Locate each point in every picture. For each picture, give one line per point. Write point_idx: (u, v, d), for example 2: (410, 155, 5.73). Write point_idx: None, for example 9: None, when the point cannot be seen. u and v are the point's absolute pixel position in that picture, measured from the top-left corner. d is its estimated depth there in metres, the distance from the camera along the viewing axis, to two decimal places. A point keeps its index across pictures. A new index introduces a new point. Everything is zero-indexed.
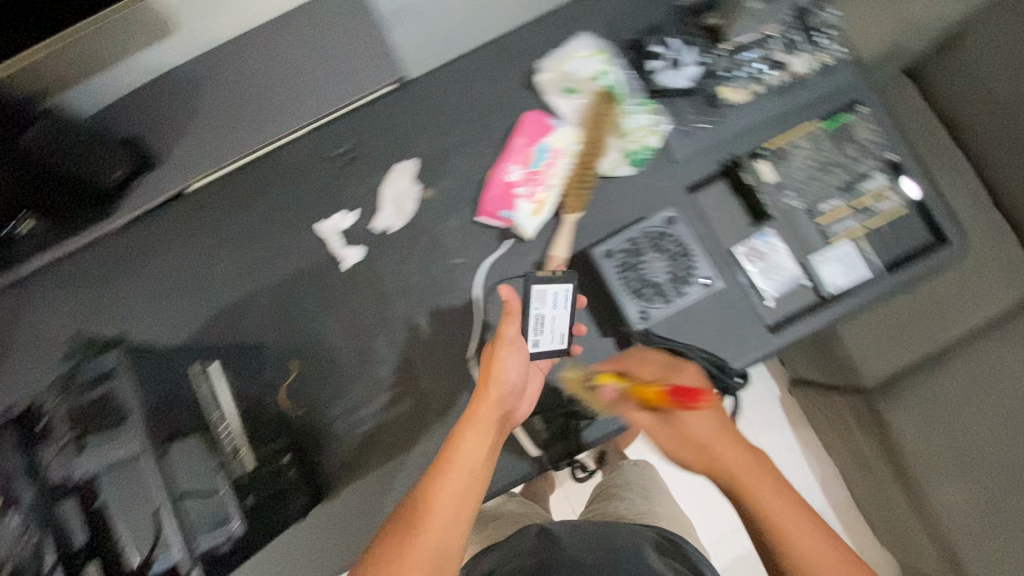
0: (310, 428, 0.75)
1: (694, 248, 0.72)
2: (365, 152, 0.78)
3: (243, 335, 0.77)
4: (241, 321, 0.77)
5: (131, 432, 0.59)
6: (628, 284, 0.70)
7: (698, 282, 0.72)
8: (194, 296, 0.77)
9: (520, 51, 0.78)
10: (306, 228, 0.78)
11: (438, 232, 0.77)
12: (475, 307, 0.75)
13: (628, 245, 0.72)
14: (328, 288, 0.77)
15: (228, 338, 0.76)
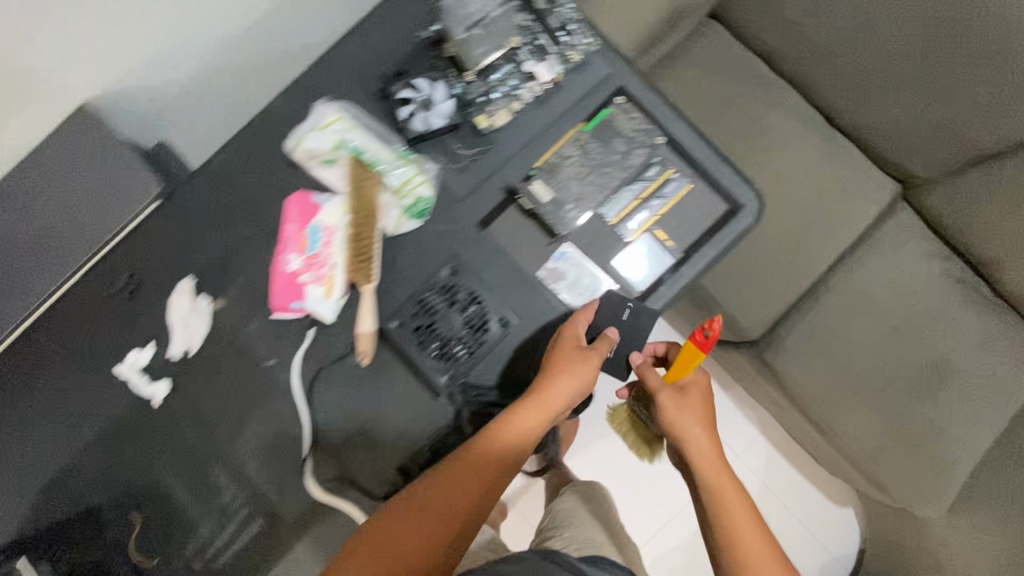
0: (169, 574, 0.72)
1: (484, 293, 0.71)
2: (145, 278, 0.74)
3: (69, 504, 0.72)
4: (64, 490, 0.72)
5: None
6: (425, 348, 0.70)
7: (499, 323, 0.71)
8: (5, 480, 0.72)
9: (275, 130, 0.75)
10: (105, 373, 0.73)
11: (243, 339, 0.73)
12: (298, 405, 0.72)
13: (418, 309, 0.71)
14: (148, 428, 0.73)
15: (55, 512, 0.72)
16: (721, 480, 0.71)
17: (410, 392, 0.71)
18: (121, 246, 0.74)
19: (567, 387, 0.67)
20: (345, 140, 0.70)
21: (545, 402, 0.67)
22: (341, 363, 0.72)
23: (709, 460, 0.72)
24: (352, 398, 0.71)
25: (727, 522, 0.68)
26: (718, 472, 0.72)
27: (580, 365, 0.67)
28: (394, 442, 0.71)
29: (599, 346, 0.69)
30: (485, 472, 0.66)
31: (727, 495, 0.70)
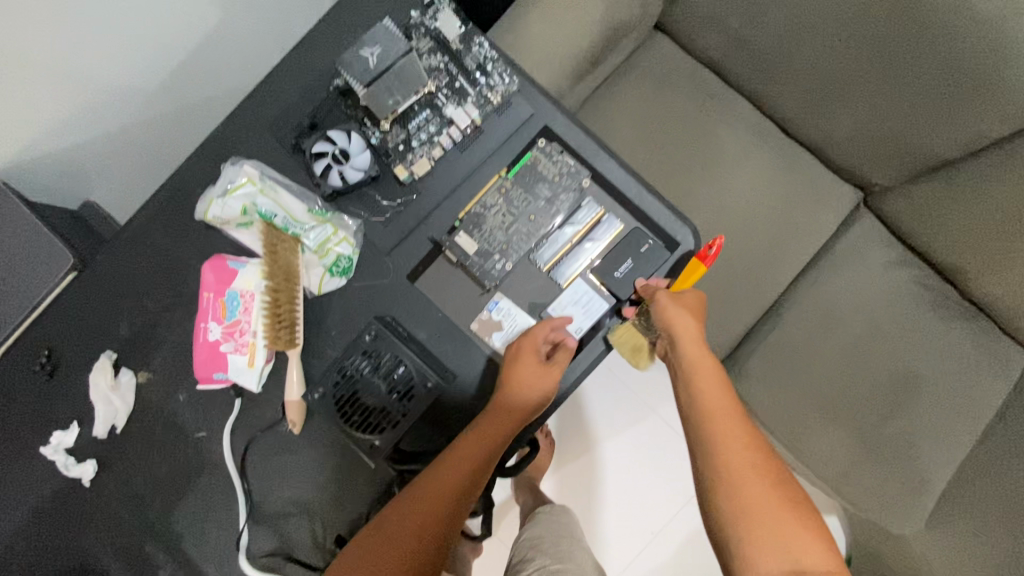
0: None
1: (410, 356, 0.66)
2: (65, 354, 0.72)
3: None
4: None
5: None
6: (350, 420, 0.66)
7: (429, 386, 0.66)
8: None
9: (191, 191, 0.72)
10: (30, 455, 0.71)
11: (170, 412, 0.71)
12: (230, 478, 0.69)
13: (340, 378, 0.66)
14: (77, 511, 0.71)
15: None
16: (718, 402, 0.59)
17: (346, 457, 0.68)
18: (38, 323, 0.71)
19: (532, 393, 0.63)
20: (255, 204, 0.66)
21: (509, 407, 0.62)
22: (272, 431, 0.69)
23: (704, 369, 0.62)
24: (286, 467, 0.69)
25: (723, 444, 0.56)
26: (716, 391, 0.60)
27: (542, 373, 0.63)
28: (332, 510, 0.68)
29: (561, 356, 0.65)
30: (453, 484, 0.59)
31: (726, 419, 0.58)
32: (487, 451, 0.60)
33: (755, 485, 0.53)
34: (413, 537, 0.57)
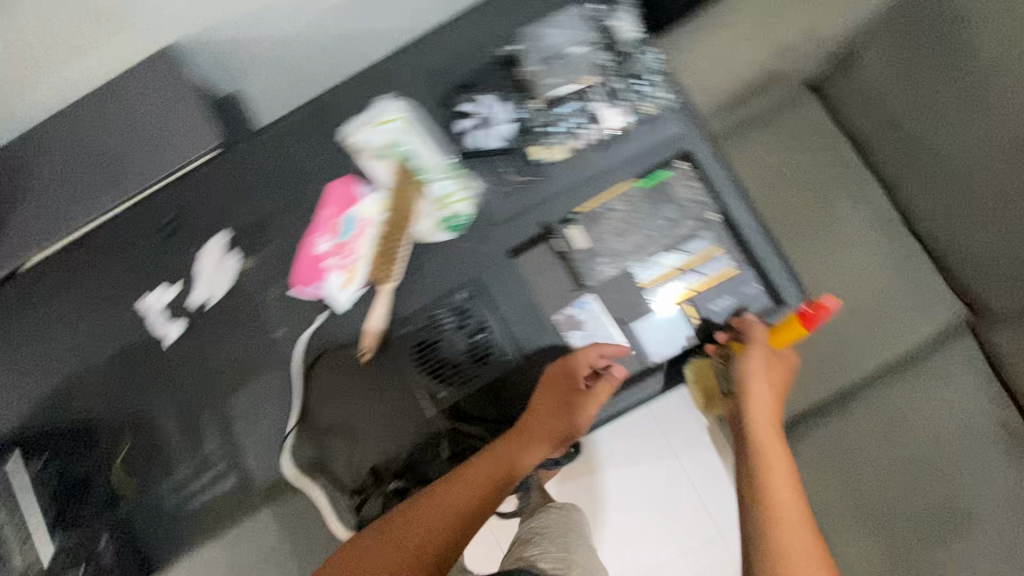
0: (137, 505, 0.75)
1: (494, 324, 0.69)
2: (186, 223, 0.77)
3: (67, 414, 0.76)
4: (67, 401, 0.77)
5: None
6: (423, 364, 0.70)
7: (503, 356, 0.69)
8: (23, 376, 0.78)
9: (338, 112, 0.76)
10: (131, 302, 0.77)
11: (257, 305, 0.75)
12: (293, 381, 0.73)
13: (426, 324, 0.70)
14: (152, 364, 0.77)
15: (53, 418, 0.76)
16: (772, 459, 0.60)
17: (400, 400, 0.70)
18: (170, 188, 0.77)
19: (562, 420, 0.65)
20: (400, 142, 0.72)
21: (536, 429, 0.65)
22: (342, 352, 0.72)
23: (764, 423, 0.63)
24: (344, 390, 0.72)
25: (773, 498, 0.56)
26: (773, 447, 0.61)
27: (574, 403, 0.65)
28: (372, 444, 0.71)
29: (603, 387, 0.66)
30: (472, 492, 0.62)
31: (781, 475, 0.58)
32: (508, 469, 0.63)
33: (800, 539, 0.53)
34: (421, 544, 0.58)
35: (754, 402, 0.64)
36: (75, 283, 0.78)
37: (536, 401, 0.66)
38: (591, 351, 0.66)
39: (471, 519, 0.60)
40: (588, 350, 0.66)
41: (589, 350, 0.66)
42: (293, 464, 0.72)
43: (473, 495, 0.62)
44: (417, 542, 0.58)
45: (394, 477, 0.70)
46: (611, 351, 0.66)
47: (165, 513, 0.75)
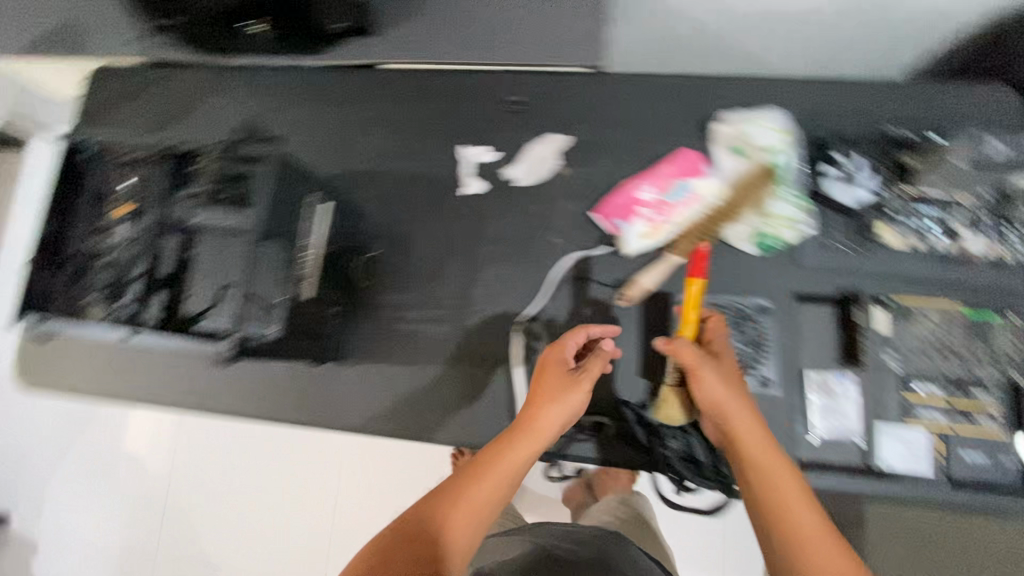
0: (360, 300, 0.83)
1: (770, 347, 0.73)
2: (531, 110, 0.84)
3: (354, 198, 0.86)
4: (360, 188, 0.86)
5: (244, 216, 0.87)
6: None
7: (757, 377, 0.72)
8: (338, 149, 0.88)
9: (717, 95, 0.80)
10: (452, 143, 0.85)
11: (549, 207, 0.81)
12: (547, 284, 0.79)
13: (710, 310, 0.74)
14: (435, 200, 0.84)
15: (343, 194, 0.86)
16: (765, 459, 0.56)
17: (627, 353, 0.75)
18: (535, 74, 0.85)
19: (571, 402, 0.64)
20: (779, 152, 0.75)
21: (552, 410, 0.63)
22: (601, 287, 0.77)
23: (747, 421, 0.59)
24: (584, 317, 0.77)
25: (787, 534, 0.51)
26: (765, 448, 0.57)
27: (573, 383, 0.65)
28: None
29: (592, 365, 0.67)
30: (477, 470, 0.57)
31: (775, 483, 0.54)
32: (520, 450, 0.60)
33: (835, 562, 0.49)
34: (431, 522, 0.52)
35: (740, 418, 0.60)
36: (411, 99, 0.87)
37: (538, 374, 0.67)
38: (557, 343, 0.70)
39: (476, 513, 0.53)
40: (570, 333, 0.70)
41: (578, 330, 0.71)
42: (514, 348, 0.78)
43: (476, 470, 0.57)
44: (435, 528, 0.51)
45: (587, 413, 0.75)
46: (599, 331, 0.71)
47: (377, 319, 0.82)
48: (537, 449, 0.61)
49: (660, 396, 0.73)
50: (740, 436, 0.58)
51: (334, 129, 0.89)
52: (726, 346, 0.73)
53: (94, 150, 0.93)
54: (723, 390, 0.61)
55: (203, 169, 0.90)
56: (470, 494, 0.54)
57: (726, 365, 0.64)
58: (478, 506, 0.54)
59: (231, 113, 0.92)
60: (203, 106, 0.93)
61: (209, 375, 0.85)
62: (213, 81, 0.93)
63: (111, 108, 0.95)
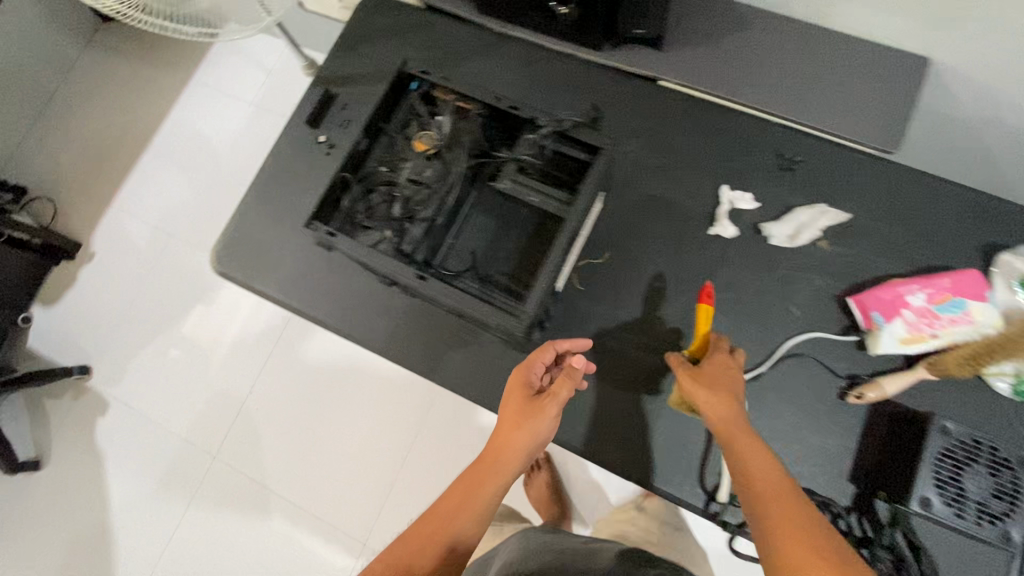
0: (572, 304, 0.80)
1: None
2: (805, 173, 0.81)
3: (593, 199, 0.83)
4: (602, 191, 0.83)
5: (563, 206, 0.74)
6: (937, 471, 0.66)
7: (1002, 531, 0.65)
8: None
9: (1008, 223, 0.75)
10: (711, 180, 0.82)
11: (797, 276, 0.77)
12: (774, 353, 0.75)
13: (969, 444, 0.66)
14: (678, 229, 0.81)
15: None
16: (755, 473, 0.59)
17: (842, 452, 0.72)
18: (817, 139, 0.82)
19: (539, 430, 0.67)
20: None
21: (516, 433, 0.66)
22: (832, 375, 0.74)
23: (738, 446, 0.61)
24: (806, 399, 0.74)
25: (766, 522, 0.55)
26: (754, 458, 0.60)
27: (535, 411, 0.67)
28: (789, 455, 0.72)
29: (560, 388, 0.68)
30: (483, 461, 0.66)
31: (768, 492, 0.57)
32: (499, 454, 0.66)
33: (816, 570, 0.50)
34: (423, 536, 0.60)
35: (749, 452, 0.61)
36: (680, 124, 0.85)
37: (505, 398, 0.71)
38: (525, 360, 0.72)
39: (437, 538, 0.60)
40: (540, 352, 0.71)
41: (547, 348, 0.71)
42: None
43: (482, 468, 0.66)
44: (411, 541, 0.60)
45: None
46: (565, 345, 0.72)
47: (586, 328, 0.80)
48: (510, 463, 0.65)
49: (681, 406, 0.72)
50: (728, 454, 0.62)
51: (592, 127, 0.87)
52: (979, 488, 0.66)
53: (351, 74, 0.94)
54: (717, 399, 0.64)
55: (526, 140, 0.76)
56: (429, 524, 0.62)
57: (726, 380, 0.66)
58: (450, 518, 0.62)
59: (492, 80, 0.91)
60: (466, 65, 0.93)
61: (403, 325, 0.84)
62: (484, 45, 0.93)
63: (375, 37, 0.95)
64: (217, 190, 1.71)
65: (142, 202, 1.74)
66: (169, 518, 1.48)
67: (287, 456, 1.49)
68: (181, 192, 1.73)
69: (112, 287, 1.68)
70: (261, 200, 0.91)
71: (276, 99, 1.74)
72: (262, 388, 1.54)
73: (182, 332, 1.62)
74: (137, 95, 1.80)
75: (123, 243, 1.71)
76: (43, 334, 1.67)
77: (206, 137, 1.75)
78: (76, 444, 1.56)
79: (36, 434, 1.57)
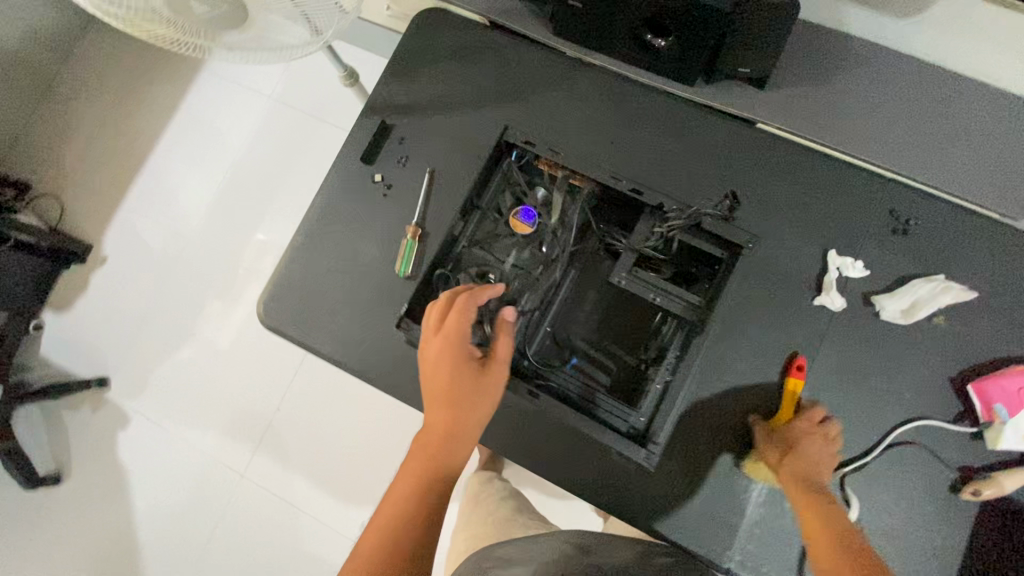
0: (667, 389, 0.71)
1: None
2: (922, 236, 0.72)
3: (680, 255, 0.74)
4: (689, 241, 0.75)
5: (680, 298, 0.65)
6: None
7: None
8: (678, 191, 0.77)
9: None
10: (816, 241, 0.73)
11: (908, 354, 0.71)
12: (879, 439, 0.69)
13: None
14: (779, 297, 0.73)
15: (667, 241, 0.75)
16: (826, 536, 0.61)
17: (952, 553, 0.67)
18: (936, 199, 0.73)
19: (482, 402, 0.62)
20: None
21: (461, 409, 0.61)
22: (943, 467, 0.68)
23: (808, 502, 0.63)
24: (914, 494, 0.68)
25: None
26: (828, 520, 0.62)
27: (479, 382, 0.62)
28: (895, 556, 0.67)
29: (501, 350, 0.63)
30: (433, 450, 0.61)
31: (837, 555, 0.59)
32: (447, 433, 0.61)
33: None
34: (385, 547, 0.57)
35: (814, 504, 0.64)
36: (783, 173, 0.76)
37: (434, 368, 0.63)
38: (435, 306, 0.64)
39: (400, 548, 0.57)
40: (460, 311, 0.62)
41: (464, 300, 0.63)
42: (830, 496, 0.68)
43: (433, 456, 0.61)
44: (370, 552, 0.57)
45: None
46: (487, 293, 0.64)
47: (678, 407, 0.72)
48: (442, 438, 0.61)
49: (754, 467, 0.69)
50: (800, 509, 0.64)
51: (681, 172, 0.77)
52: None
53: (407, 102, 0.84)
54: (794, 462, 0.66)
55: (644, 226, 0.68)
56: (388, 533, 0.58)
57: (806, 444, 0.67)
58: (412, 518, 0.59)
59: (566, 111, 0.81)
60: (535, 90, 0.82)
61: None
62: (558, 70, 0.82)
63: (433, 60, 0.85)
64: (235, 191, 1.61)
65: (155, 201, 1.64)
66: (196, 535, 1.45)
67: (315, 476, 1.45)
68: (197, 193, 1.62)
69: (127, 293, 1.60)
70: (309, 244, 0.82)
71: (296, 93, 1.62)
72: (289, 405, 1.48)
73: (202, 344, 1.55)
74: (146, 83, 1.67)
75: (136, 246, 1.62)
76: (58, 341, 1.60)
77: (222, 133, 1.64)
78: (97, 456, 1.52)
79: (55, 446, 1.52)
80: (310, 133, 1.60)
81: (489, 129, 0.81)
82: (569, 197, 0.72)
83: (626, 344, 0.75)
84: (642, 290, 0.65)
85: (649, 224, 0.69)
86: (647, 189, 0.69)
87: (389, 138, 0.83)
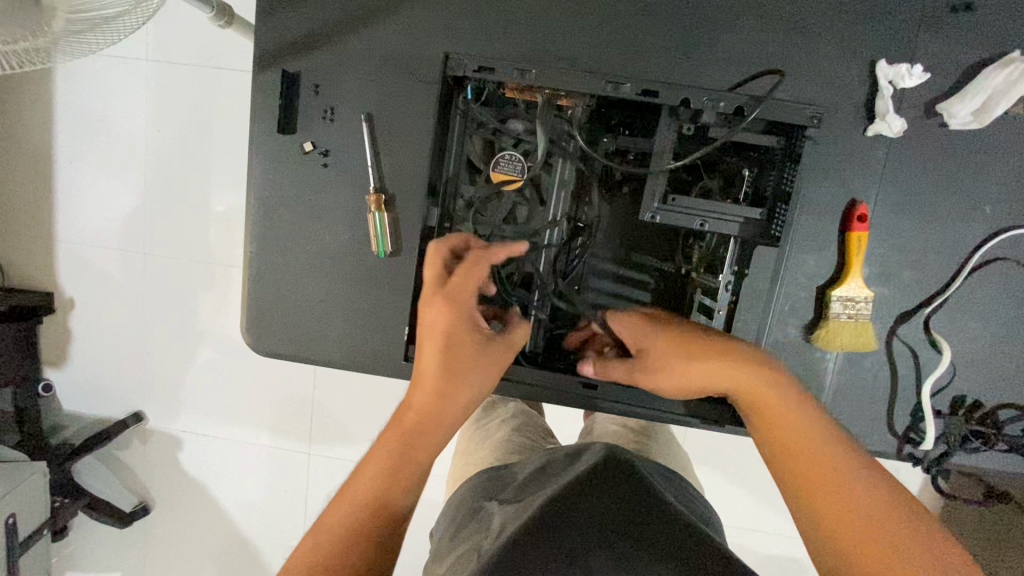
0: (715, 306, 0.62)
1: None
2: (985, 11, 0.57)
3: (687, 138, 0.61)
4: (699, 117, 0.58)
5: (730, 215, 0.58)
6: None
7: None
8: (679, 48, 0.59)
9: None
10: (861, 57, 0.58)
11: (984, 159, 0.60)
12: (963, 266, 0.61)
13: None
14: (825, 141, 0.60)
15: (671, 131, 0.59)
16: (779, 437, 0.48)
17: None
18: None
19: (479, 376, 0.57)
20: None
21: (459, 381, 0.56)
22: None
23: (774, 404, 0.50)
24: (1006, 311, 0.62)
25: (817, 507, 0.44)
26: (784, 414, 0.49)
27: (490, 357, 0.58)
28: (991, 376, 0.63)
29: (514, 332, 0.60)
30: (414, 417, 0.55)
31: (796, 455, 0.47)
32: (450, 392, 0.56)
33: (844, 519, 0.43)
34: (402, 448, 0.53)
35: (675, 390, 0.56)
36: None
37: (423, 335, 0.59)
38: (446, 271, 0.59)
39: (413, 459, 0.53)
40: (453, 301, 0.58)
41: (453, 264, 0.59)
42: (917, 346, 0.63)
43: (407, 433, 0.54)
44: (380, 465, 0.52)
45: (986, 420, 0.63)
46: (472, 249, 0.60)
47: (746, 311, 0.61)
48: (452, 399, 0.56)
49: (822, 326, 0.62)
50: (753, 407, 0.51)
51: (673, 16, 0.59)
52: None
53: (306, 36, 0.64)
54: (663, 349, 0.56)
55: (665, 139, 0.59)
56: (400, 443, 0.54)
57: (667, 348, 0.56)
58: (418, 439, 0.54)
59: None
60: None
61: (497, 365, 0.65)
62: None
63: None
64: (165, 188, 1.38)
65: (88, 223, 1.43)
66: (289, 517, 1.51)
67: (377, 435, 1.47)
68: (124, 204, 1.40)
69: (112, 332, 1.47)
70: (268, 251, 0.69)
71: (178, 45, 1.31)
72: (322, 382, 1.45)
73: (211, 355, 1.46)
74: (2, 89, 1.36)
75: (95, 280, 1.45)
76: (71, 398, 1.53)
77: (117, 123, 1.36)
78: (169, 482, 1.53)
79: (128, 483, 1.55)
80: (213, 94, 1.31)
81: (418, 40, 0.63)
82: (559, 122, 0.63)
83: (661, 252, 0.69)
84: (690, 222, 0.58)
85: (672, 125, 0.59)
86: (663, 88, 0.58)
87: (299, 89, 0.65)
